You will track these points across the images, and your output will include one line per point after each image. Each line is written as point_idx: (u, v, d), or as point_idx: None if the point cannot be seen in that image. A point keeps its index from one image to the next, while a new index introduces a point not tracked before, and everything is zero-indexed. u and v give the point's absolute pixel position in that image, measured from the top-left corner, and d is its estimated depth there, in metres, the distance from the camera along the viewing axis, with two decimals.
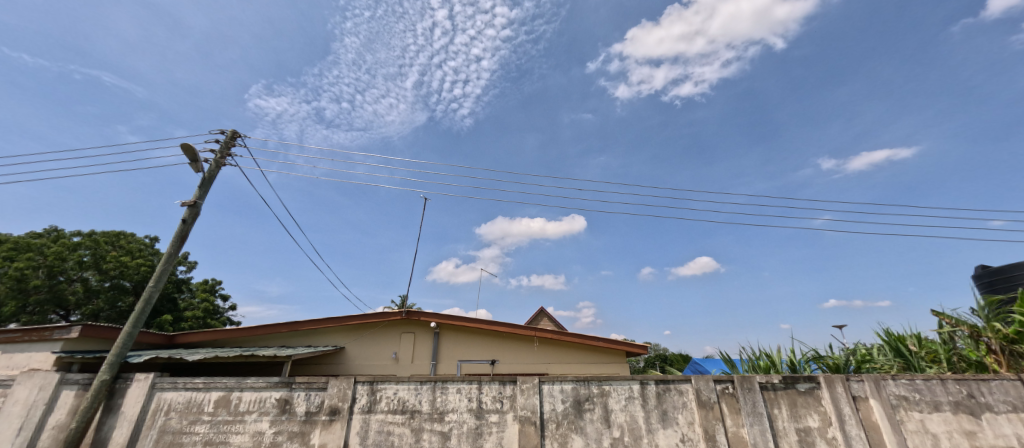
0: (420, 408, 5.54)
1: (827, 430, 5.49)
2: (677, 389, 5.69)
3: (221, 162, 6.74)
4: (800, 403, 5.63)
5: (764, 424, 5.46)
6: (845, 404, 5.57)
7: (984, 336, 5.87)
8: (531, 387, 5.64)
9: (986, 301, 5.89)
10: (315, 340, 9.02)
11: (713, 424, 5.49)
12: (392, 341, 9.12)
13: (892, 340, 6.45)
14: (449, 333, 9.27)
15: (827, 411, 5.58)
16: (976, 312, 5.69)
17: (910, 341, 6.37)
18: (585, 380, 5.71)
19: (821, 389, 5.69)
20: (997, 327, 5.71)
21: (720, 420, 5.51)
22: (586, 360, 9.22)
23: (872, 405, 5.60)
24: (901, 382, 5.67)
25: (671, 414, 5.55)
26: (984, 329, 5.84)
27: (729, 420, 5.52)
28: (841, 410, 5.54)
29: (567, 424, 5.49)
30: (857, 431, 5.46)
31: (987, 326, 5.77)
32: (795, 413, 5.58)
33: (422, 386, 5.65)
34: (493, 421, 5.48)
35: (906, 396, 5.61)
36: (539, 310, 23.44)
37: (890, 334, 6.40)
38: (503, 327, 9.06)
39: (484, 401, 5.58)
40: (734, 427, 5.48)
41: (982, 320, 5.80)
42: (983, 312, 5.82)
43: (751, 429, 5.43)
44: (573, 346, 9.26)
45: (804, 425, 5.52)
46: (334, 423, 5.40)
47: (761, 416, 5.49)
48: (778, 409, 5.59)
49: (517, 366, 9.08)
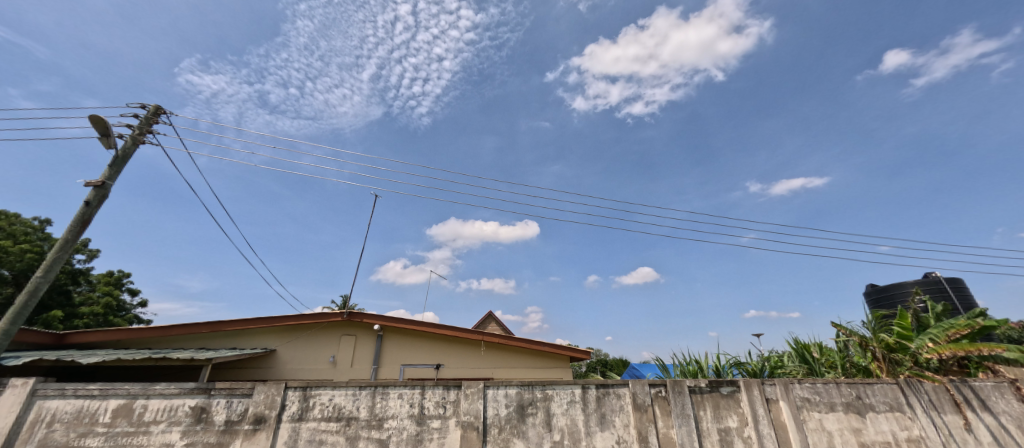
0: (357, 414, 5.20)
1: (744, 430, 5.86)
2: (615, 392, 5.79)
3: (139, 139, 5.99)
4: (723, 405, 5.94)
5: (691, 425, 5.71)
6: (759, 405, 5.97)
7: (871, 345, 6.81)
8: (476, 392, 5.49)
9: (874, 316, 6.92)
10: (242, 341, 8.29)
11: (646, 426, 5.64)
12: (331, 344, 8.59)
13: (799, 348, 7.36)
14: (394, 336, 8.90)
15: (745, 413, 5.95)
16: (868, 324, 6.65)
17: (813, 349, 7.32)
18: (531, 385, 5.65)
19: (740, 392, 6.05)
20: (881, 338, 6.71)
21: (653, 422, 5.67)
22: (530, 365, 9.23)
23: (781, 406, 6.04)
24: (805, 385, 6.17)
25: (608, 417, 5.64)
26: (872, 339, 6.79)
27: (660, 421, 5.71)
28: (756, 410, 5.93)
29: (509, 429, 5.40)
30: (768, 430, 5.86)
31: (875, 336, 6.74)
32: (717, 415, 5.87)
33: (361, 391, 5.31)
34: (434, 428, 5.27)
35: (809, 398, 6.11)
36: (487, 314, 23.30)
37: (798, 343, 7.31)
38: (450, 330, 8.83)
39: (426, 407, 5.35)
40: (665, 428, 5.68)
41: (871, 331, 6.78)
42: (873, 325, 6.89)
43: (680, 430, 5.66)
44: (519, 351, 9.23)
45: (725, 425, 5.83)
46: (258, 432, 4.94)
47: (689, 417, 5.74)
48: (703, 410, 5.87)
49: (463, 370, 8.89)
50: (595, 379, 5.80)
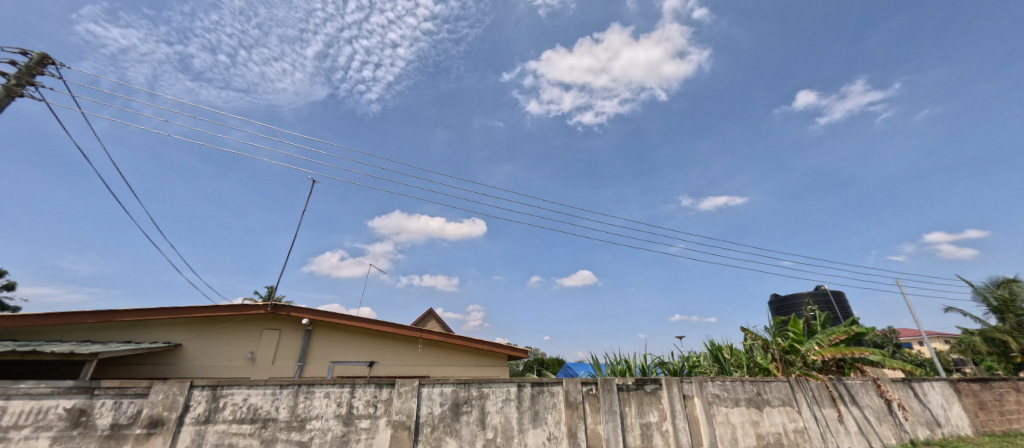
0: (275, 415, 4.75)
1: (662, 424, 6.18)
2: (549, 390, 5.82)
3: (15, 90, 5.05)
4: (646, 402, 6.22)
5: (617, 421, 5.92)
6: (676, 402, 6.36)
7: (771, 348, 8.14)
8: (410, 390, 5.25)
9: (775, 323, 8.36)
10: (139, 335, 7.31)
11: (576, 422, 5.73)
12: (250, 339, 7.85)
13: (713, 349, 8.33)
14: (323, 331, 8.32)
15: (664, 408, 6.29)
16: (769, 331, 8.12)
17: (725, 351, 8.30)
18: (468, 383, 5.51)
19: (662, 389, 6.38)
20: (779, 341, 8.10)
21: (582, 419, 5.78)
22: (468, 363, 9.08)
23: (695, 402, 6.52)
24: (716, 383, 6.76)
25: (542, 414, 5.65)
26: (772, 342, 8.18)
27: (589, 417, 5.83)
28: (674, 406, 6.32)
29: (442, 428, 5.22)
30: (682, 423, 6.27)
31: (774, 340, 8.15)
32: (640, 411, 6.14)
33: (281, 390, 4.85)
34: (362, 428, 4.95)
35: (718, 394, 6.71)
36: (426, 311, 22.75)
37: (713, 345, 8.27)
38: (386, 327, 8.43)
39: (354, 406, 5.01)
40: (593, 424, 5.81)
41: (771, 334, 8.19)
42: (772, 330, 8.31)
43: (606, 425, 5.84)
44: (457, 349, 9.04)
45: (646, 420, 6.11)
46: (154, 437, 4.35)
47: (615, 414, 5.94)
48: (628, 407, 6.10)
49: (397, 368, 8.52)
50: (531, 377, 5.79)
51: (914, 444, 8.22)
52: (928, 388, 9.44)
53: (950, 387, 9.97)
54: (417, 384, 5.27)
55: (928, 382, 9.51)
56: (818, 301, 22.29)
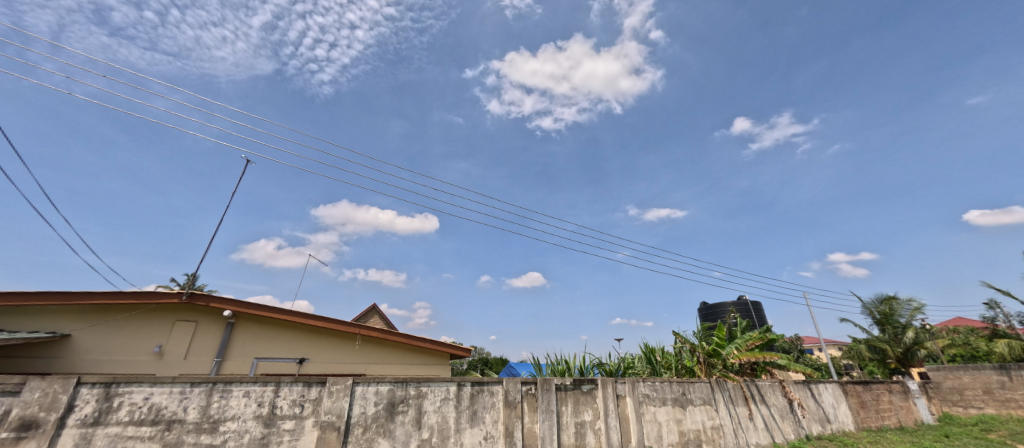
0: (182, 417, 4.24)
1: (595, 422, 6.33)
2: (489, 389, 5.72)
3: None
4: (582, 401, 6.34)
5: (553, 420, 5.96)
6: (611, 401, 6.53)
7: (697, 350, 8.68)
8: (342, 389, 4.91)
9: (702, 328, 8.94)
10: (17, 324, 6.33)
11: (513, 421, 5.68)
12: (159, 331, 7.04)
13: (647, 352, 8.77)
14: (248, 325, 7.64)
15: (599, 407, 6.44)
16: (697, 334, 8.70)
17: (658, 353, 8.82)
18: (405, 382, 5.25)
19: (598, 389, 6.53)
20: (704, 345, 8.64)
21: (520, 418, 5.74)
22: (408, 361, 8.76)
23: (627, 401, 6.72)
24: (647, 383, 7.06)
25: (479, 414, 5.54)
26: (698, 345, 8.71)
27: (527, 416, 5.82)
28: (609, 405, 6.48)
29: (375, 428, 4.94)
30: (615, 422, 6.45)
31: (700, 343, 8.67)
32: (576, 409, 6.24)
33: (191, 389, 4.34)
34: (286, 429, 4.57)
35: (648, 394, 7.00)
36: (369, 306, 21.85)
37: (648, 347, 8.74)
38: (320, 321, 7.90)
39: (277, 406, 4.60)
40: (530, 423, 5.80)
41: (698, 338, 8.75)
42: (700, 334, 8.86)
43: (542, 424, 5.85)
44: (398, 346, 8.70)
45: (581, 419, 6.22)
46: (26, 442, 3.74)
47: (552, 413, 5.99)
48: (565, 406, 6.18)
49: (330, 365, 8.02)
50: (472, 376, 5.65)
51: (809, 439, 9.08)
52: (822, 388, 10.52)
53: (839, 388, 11.17)
54: (350, 382, 4.95)
55: (823, 383, 10.60)
56: (739, 309, 24.19)
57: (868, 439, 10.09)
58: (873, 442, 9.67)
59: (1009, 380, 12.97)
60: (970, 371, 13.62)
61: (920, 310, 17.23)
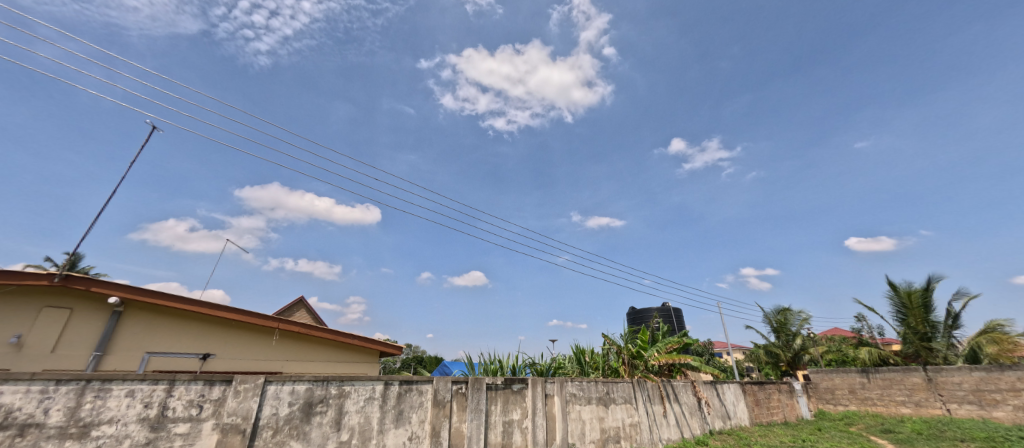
0: (42, 420, 3.58)
1: (524, 421, 6.36)
2: (418, 389, 5.48)
3: None
4: (511, 400, 6.34)
5: (481, 419, 5.87)
6: (539, 400, 6.63)
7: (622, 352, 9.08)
8: (251, 389, 4.42)
9: (629, 331, 9.35)
10: None
11: (441, 421, 5.51)
12: (20, 319, 5.97)
13: (578, 353, 9.04)
14: (140, 315, 6.71)
15: (527, 406, 6.49)
16: (624, 337, 9.11)
17: (587, 354, 9.11)
18: (326, 380, 4.85)
19: (527, 389, 6.57)
20: (629, 347, 9.03)
21: (448, 417, 5.58)
22: (332, 359, 8.22)
23: (554, 400, 6.87)
24: (574, 382, 7.25)
25: (405, 413, 5.29)
26: (624, 347, 9.08)
27: (455, 416, 5.67)
28: (536, 404, 6.56)
29: (287, 430, 4.53)
30: (541, 420, 6.54)
31: (625, 345, 9.06)
32: (505, 409, 6.23)
33: (56, 388, 3.66)
34: (177, 433, 4.03)
35: (575, 393, 7.20)
36: (297, 298, 20.39)
37: (578, 349, 9.02)
38: (232, 314, 7.13)
39: (168, 408, 4.04)
40: (457, 423, 5.67)
41: (624, 340, 9.12)
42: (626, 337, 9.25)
43: (470, 424, 5.75)
44: (321, 343, 8.14)
45: (509, 418, 6.22)
46: None
47: (480, 412, 5.90)
48: (494, 405, 6.13)
49: (241, 362, 7.27)
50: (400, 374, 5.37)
51: (711, 433, 9.86)
52: (725, 388, 11.47)
53: (740, 388, 12.28)
54: (262, 380, 4.48)
55: (726, 383, 11.55)
56: (662, 315, 25.84)
57: (758, 433, 11.15)
58: (762, 436, 10.80)
59: (868, 381, 14.85)
60: (841, 373, 15.53)
61: (807, 320, 19.41)
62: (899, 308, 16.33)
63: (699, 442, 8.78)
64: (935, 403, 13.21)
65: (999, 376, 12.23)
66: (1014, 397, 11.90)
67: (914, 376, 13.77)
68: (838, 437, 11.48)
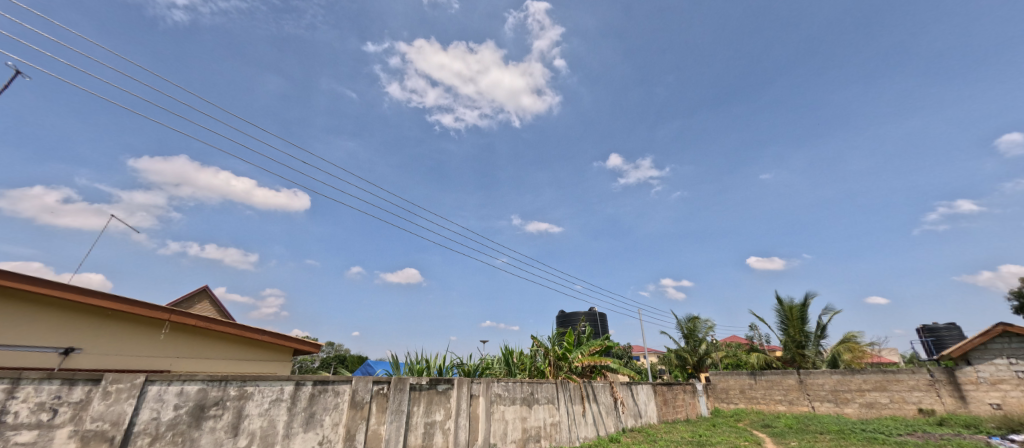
0: None
1: (446, 422, 6.28)
2: (333, 389, 5.13)
3: None
4: (435, 401, 6.23)
5: (402, 420, 5.69)
6: (464, 400, 6.60)
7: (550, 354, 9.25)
8: (125, 390, 3.74)
9: (556, 333, 9.62)
10: None
11: (357, 423, 5.21)
12: None
13: (506, 354, 9.09)
14: None
15: (451, 407, 6.43)
16: (551, 340, 9.35)
17: (516, 355, 9.17)
18: (225, 380, 4.27)
19: (452, 389, 6.52)
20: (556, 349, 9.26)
21: (365, 420, 5.30)
22: (232, 356, 7.41)
23: (479, 401, 6.88)
24: (500, 383, 7.34)
25: (317, 416, 4.91)
26: (552, 349, 9.24)
27: (373, 418, 5.40)
28: (460, 405, 6.52)
29: (170, 438, 3.90)
30: (464, 421, 6.51)
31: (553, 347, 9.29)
32: (428, 409, 6.10)
33: None
34: (18, 443, 3.31)
35: (500, 393, 7.29)
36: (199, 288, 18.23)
37: (507, 349, 9.05)
38: (113, 301, 6.03)
39: (6, 413, 3.28)
40: (376, 425, 5.40)
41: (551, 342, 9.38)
42: (553, 339, 9.52)
43: (389, 426, 5.52)
44: (220, 339, 7.32)
45: (431, 419, 6.09)
46: None
47: (401, 413, 5.70)
48: (417, 406, 5.97)
49: (116, 359, 6.25)
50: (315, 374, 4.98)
51: (624, 431, 10.48)
52: (639, 388, 12.27)
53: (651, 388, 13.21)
54: (142, 380, 3.79)
55: (641, 383, 12.37)
56: (588, 319, 27.04)
57: (664, 429, 12.03)
58: (668, 432, 11.71)
59: (754, 382, 16.77)
60: (733, 375, 17.39)
61: (711, 328, 21.53)
62: (782, 320, 18.67)
63: (613, 440, 9.31)
64: (804, 401, 15.31)
65: (851, 379, 14.46)
66: (859, 396, 14.17)
67: (790, 378, 15.80)
68: (729, 431, 12.78)
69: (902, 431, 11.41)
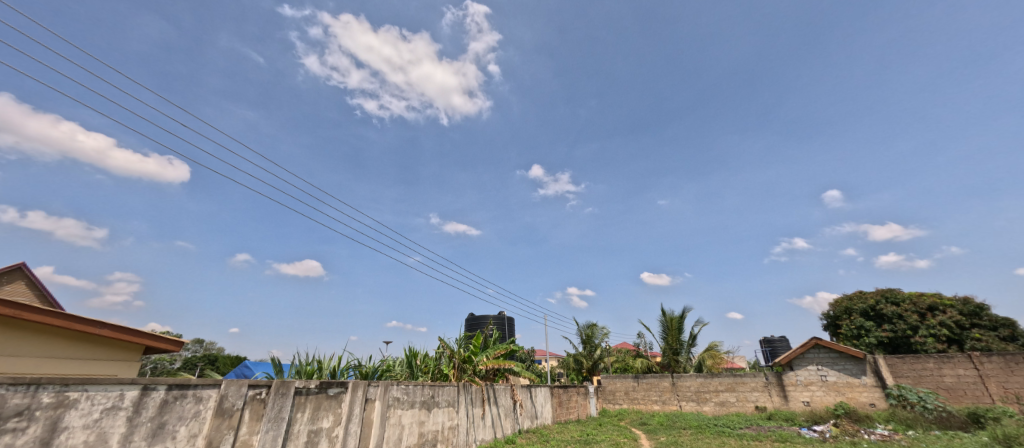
0: None
1: (333, 430, 5.86)
2: (194, 395, 4.46)
3: None
4: (323, 406, 5.79)
5: (279, 430, 5.17)
6: (356, 405, 6.25)
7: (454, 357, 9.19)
8: None
9: (463, 336, 9.53)
10: None
11: (222, 434, 4.62)
12: None
13: (410, 356, 8.82)
14: None
15: (341, 412, 6.03)
16: (458, 342, 9.26)
17: (419, 357, 8.97)
18: (36, 385, 3.47)
19: (345, 393, 6.14)
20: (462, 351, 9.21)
21: (234, 429, 4.73)
22: (50, 353, 6.01)
23: (375, 406, 6.58)
24: (400, 386, 7.11)
25: (168, 427, 4.22)
26: (457, 352, 9.20)
27: (244, 427, 4.84)
28: (352, 410, 6.17)
29: None
30: (355, 427, 6.16)
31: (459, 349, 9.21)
32: (313, 416, 5.64)
33: None
34: None
35: (399, 397, 7.05)
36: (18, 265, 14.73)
37: (411, 351, 8.81)
38: None
39: None
40: (246, 435, 4.83)
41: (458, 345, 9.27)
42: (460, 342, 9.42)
43: (264, 436, 4.98)
44: (35, 332, 5.89)
45: (317, 427, 5.65)
46: None
47: (280, 421, 5.20)
48: (300, 412, 5.49)
49: None
50: (170, 378, 4.30)
51: (520, 432, 10.80)
52: (537, 390, 12.75)
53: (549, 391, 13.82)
54: None
55: (539, 386, 12.87)
56: (496, 322, 27.53)
57: (557, 429, 12.66)
58: (560, 432, 12.33)
59: (636, 384, 18.48)
60: (620, 378, 18.84)
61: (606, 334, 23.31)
62: (664, 329, 20.99)
63: (508, 441, 9.57)
64: (673, 401, 17.33)
65: (710, 381, 16.77)
66: (715, 396, 16.50)
67: (665, 381, 17.76)
68: (612, 429, 13.95)
69: (742, 425, 13.64)
